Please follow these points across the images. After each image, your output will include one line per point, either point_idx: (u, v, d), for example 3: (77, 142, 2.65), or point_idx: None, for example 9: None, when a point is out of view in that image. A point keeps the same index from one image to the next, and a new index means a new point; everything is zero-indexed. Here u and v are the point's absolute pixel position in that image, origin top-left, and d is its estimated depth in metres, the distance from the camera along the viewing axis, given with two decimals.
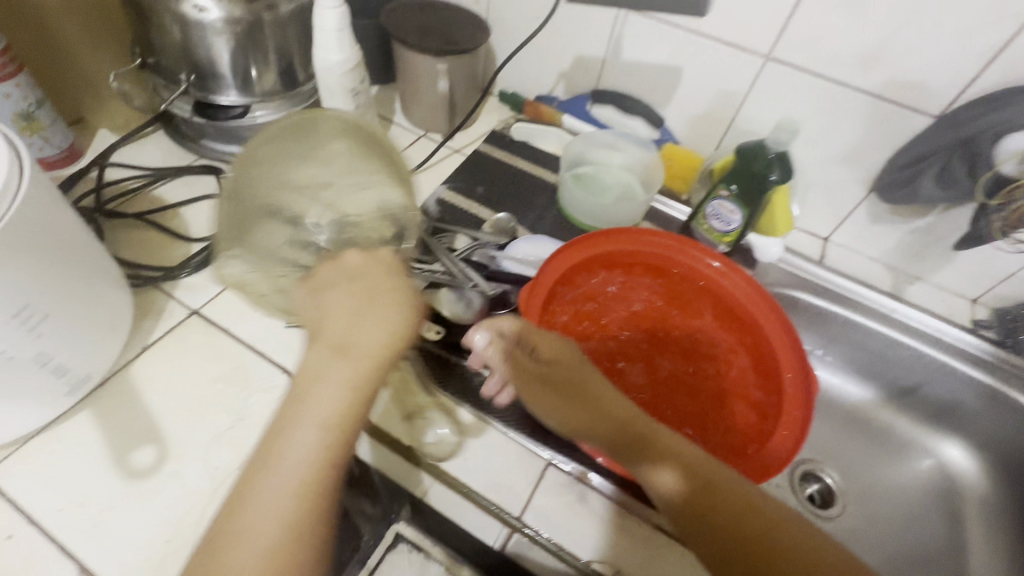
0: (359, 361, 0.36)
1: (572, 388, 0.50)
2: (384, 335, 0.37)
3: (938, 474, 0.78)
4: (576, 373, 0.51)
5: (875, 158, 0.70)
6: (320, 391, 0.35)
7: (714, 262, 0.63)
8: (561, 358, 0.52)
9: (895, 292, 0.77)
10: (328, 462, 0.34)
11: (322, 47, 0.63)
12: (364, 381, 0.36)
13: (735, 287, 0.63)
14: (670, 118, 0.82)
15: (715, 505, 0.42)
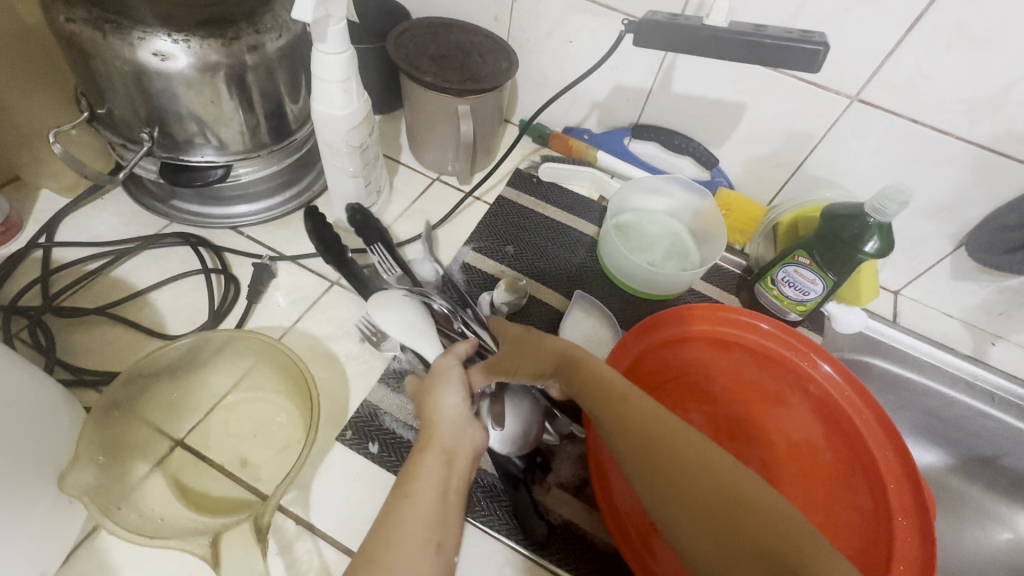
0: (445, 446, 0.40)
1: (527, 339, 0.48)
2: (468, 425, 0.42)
3: (1017, 550, 0.71)
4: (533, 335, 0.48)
5: (970, 213, 0.61)
6: (429, 467, 0.38)
7: (824, 362, 0.56)
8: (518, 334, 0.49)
9: (977, 355, 0.69)
10: (447, 506, 0.37)
11: (323, 100, 0.50)
12: (453, 455, 0.39)
13: (841, 395, 0.55)
14: (724, 158, 0.72)
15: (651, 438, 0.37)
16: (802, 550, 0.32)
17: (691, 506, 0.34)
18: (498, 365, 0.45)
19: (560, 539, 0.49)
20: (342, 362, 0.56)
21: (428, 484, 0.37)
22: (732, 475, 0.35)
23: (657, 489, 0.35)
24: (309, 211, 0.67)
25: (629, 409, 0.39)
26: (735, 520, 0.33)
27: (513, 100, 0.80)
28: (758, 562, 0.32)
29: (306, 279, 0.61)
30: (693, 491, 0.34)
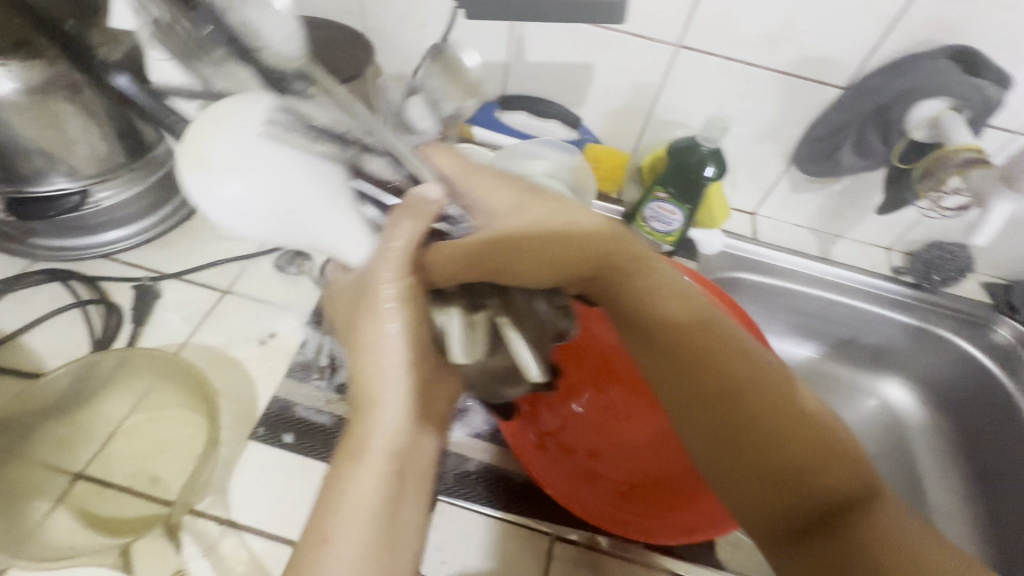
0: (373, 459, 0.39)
1: (521, 229, 0.39)
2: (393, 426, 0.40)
3: (885, 413, 0.83)
4: (529, 220, 0.40)
5: (792, 133, 0.71)
6: (358, 484, 0.38)
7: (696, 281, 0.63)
8: (519, 218, 0.40)
9: (823, 255, 0.80)
10: (387, 513, 0.38)
11: (170, 108, 0.50)
12: (380, 467, 0.39)
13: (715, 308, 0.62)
14: (587, 116, 0.77)
15: (700, 355, 0.43)
16: (806, 437, 0.41)
17: (711, 416, 0.43)
18: (468, 261, 0.38)
19: (483, 484, 0.52)
20: (246, 364, 0.56)
21: (354, 502, 0.37)
22: (754, 389, 0.42)
23: (705, 411, 0.43)
24: (187, 227, 0.66)
25: (652, 318, 0.44)
26: (753, 428, 0.41)
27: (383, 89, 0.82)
28: (773, 481, 0.40)
29: (194, 292, 0.60)
30: (709, 411, 0.43)
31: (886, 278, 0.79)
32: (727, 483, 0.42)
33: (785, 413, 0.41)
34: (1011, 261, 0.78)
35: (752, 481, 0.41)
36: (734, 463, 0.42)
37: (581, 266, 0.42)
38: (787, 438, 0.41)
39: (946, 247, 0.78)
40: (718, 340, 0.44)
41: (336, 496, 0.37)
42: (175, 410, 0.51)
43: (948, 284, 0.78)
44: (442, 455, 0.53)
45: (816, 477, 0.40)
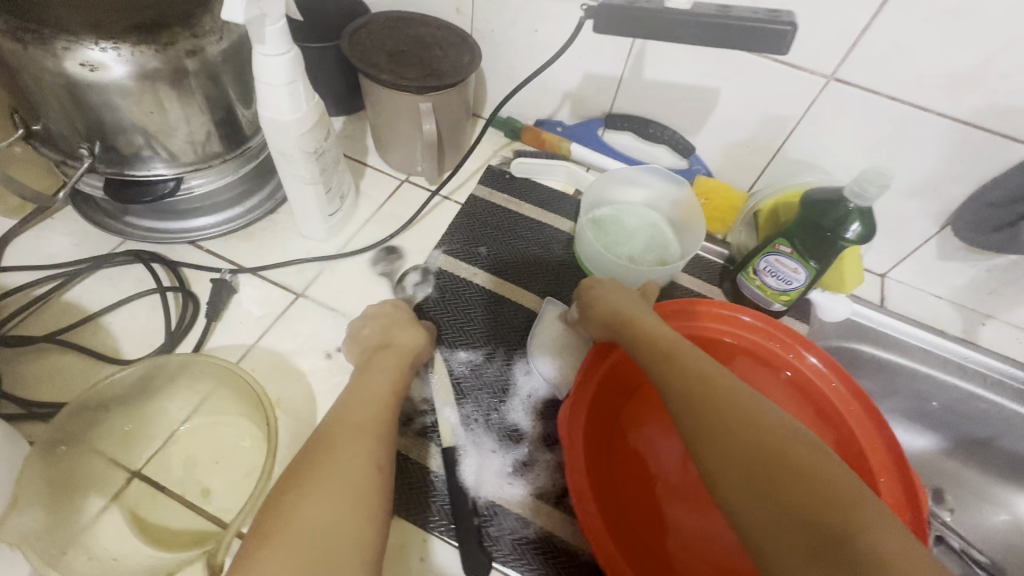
0: (394, 351, 0.50)
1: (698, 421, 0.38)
2: (411, 338, 0.52)
3: (1017, 533, 0.69)
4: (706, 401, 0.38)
5: (954, 191, 0.59)
6: (375, 371, 0.48)
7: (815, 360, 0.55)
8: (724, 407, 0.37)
9: (967, 337, 0.67)
10: (379, 423, 0.43)
11: (269, 105, 0.48)
12: (401, 358, 0.50)
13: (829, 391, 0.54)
14: (701, 145, 0.69)
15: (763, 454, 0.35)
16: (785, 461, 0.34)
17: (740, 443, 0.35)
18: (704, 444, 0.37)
19: (543, 556, 0.47)
20: (308, 376, 0.53)
21: (378, 381, 0.47)
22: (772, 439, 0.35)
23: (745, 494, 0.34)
24: (271, 224, 0.64)
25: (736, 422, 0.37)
26: (782, 482, 0.33)
27: (480, 90, 0.77)
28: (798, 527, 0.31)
29: (266, 292, 0.59)
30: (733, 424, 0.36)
31: None
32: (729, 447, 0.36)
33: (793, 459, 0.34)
34: None
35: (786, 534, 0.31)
36: (755, 497, 0.33)
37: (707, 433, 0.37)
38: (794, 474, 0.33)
39: None
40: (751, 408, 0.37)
41: (348, 398, 0.45)
42: (228, 428, 0.49)
43: None
44: (496, 517, 0.48)
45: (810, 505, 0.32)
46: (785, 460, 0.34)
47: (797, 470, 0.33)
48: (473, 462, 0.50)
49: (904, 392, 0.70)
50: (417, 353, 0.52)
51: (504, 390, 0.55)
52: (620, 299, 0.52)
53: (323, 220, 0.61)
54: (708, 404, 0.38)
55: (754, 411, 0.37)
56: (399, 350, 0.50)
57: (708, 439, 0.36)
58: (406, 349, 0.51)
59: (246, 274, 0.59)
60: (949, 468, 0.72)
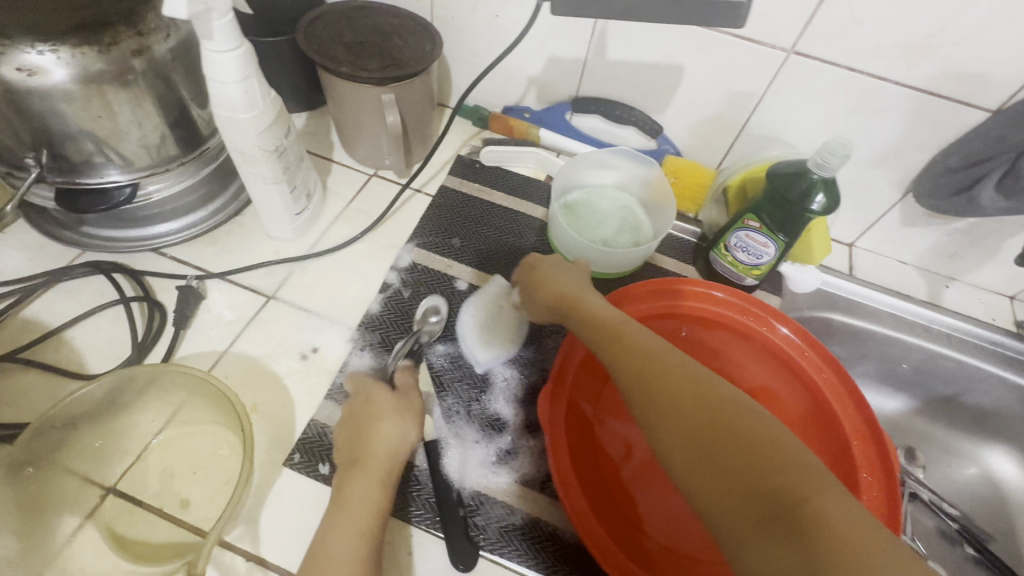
0: (369, 464, 0.42)
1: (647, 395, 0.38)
2: (389, 438, 0.43)
3: (986, 484, 0.72)
4: (656, 378, 0.39)
5: (913, 158, 0.61)
6: (349, 497, 0.40)
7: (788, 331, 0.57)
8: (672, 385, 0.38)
9: (931, 299, 0.70)
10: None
11: (222, 104, 0.46)
12: (378, 473, 0.42)
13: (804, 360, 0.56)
14: (668, 125, 0.69)
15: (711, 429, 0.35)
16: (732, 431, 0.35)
17: (689, 421, 0.36)
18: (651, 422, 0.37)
19: (530, 542, 0.47)
20: (284, 380, 0.52)
21: (353, 510, 0.40)
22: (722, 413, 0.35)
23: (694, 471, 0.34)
24: (237, 227, 0.62)
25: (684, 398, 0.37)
26: (731, 454, 0.33)
27: (444, 79, 0.75)
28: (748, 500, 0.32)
29: (236, 296, 0.57)
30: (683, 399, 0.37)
31: (1006, 333, 0.68)
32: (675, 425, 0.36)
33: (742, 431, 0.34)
34: None
35: (737, 510, 0.32)
36: (704, 473, 0.34)
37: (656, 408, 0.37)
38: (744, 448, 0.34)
39: None
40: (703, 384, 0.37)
41: (320, 540, 0.38)
42: (203, 437, 0.48)
43: None
44: (482, 506, 0.48)
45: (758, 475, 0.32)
46: (731, 433, 0.34)
47: (745, 440, 0.34)
48: (457, 454, 0.50)
49: (875, 357, 0.72)
50: (399, 455, 0.43)
51: (483, 381, 0.55)
52: (566, 280, 0.51)
53: (291, 219, 0.60)
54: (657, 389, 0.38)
55: (700, 384, 0.37)
56: (373, 463, 0.42)
57: (659, 424, 0.37)
58: (385, 457, 0.42)
59: (213, 280, 0.58)
60: (921, 427, 0.75)
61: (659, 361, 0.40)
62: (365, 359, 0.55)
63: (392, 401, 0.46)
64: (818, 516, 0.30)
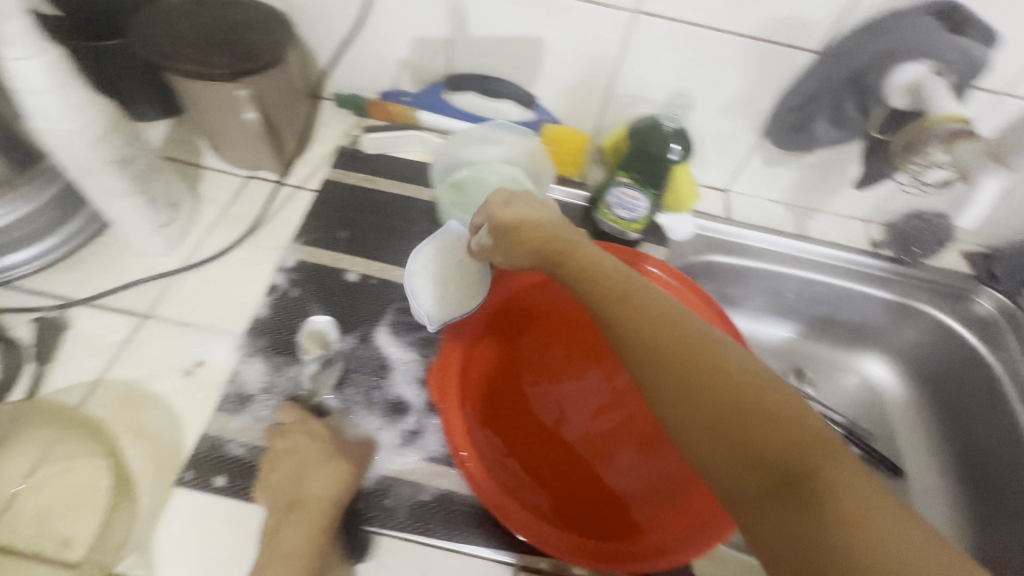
0: (308, 510, 0.43)
1: (651, 353, 0.36)
2: (330, 483, 0.45)
3: (866, 389, 0.80)
4: (668, 344, 0.35)
5: (762, 103, 0.65)
6: (282, 541, 0.41)
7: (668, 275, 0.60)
8: (693, 353, 0.35)
9: (799, 231, 0.76)
10: None
11: (38, 117, 0.43)
12: (317, 519, 0.43)
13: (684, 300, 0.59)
14: (542, 94, 0.70)
15: (740, 409, 0.32)
16: (760, 409, 0.32)
17: (705, 407, 0.33)
18: (656, 392, 0.35)
19: (441, 514, 0.48)
20: (168, 400, 0.50)
21: (286, 553, 0.41)
22: (754, 391, 0.33)
23: (714, 450, 0.32)
24: (99, 248, 0.58)
25: (700, 372, 0.34)
26: (750, 436, 0.31)
27: (313, 70, 0.73)
28: (770, 484, 0.31)
29: (105, 321, 0.54)
30: (698, 382, 0.34)
31: (864, 252, 0.75)
32: (677, 403, 0.34)
33: (770, 411, 0.32)
34: (995, 228, 0.74)
35: (758, 488, 0.31)
36: (719, 453, 0.32)
37: (667, 382, 0.35)
38: (774, 430, 0.31)
39: (927, 217, 0.72)
40: (730, 354, 0.35)
41: None
42: (81, 473, 0.46)
43: (927, 256, 0.75)
44: (391, 489, 0.49)
45: (785, 455, 0.31)
46: (761, 414, 0.32)
47: (776, 420, 0.32)
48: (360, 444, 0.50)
49: (761, 291, 0.78)
50: (338, 501, 0.44)
51: (382, 368, 0.55)
52: (546, 224, 0.47)
53: (157, 233, 0.57)
54: (668, 365, 0.35)
55: (718, 359, 0.34)
56: (311, 510, 0.43)
57: (666, 401, 0.34)
58: (325, 501, 0.44)
59: (77, 307, 0.54)
60: (807, 348, 0.82)
61: (684, 331, 0.36)
62: (256, 365, 0.53)
63: (325, 449, 0.47)
64: (831, 491, 0.29)
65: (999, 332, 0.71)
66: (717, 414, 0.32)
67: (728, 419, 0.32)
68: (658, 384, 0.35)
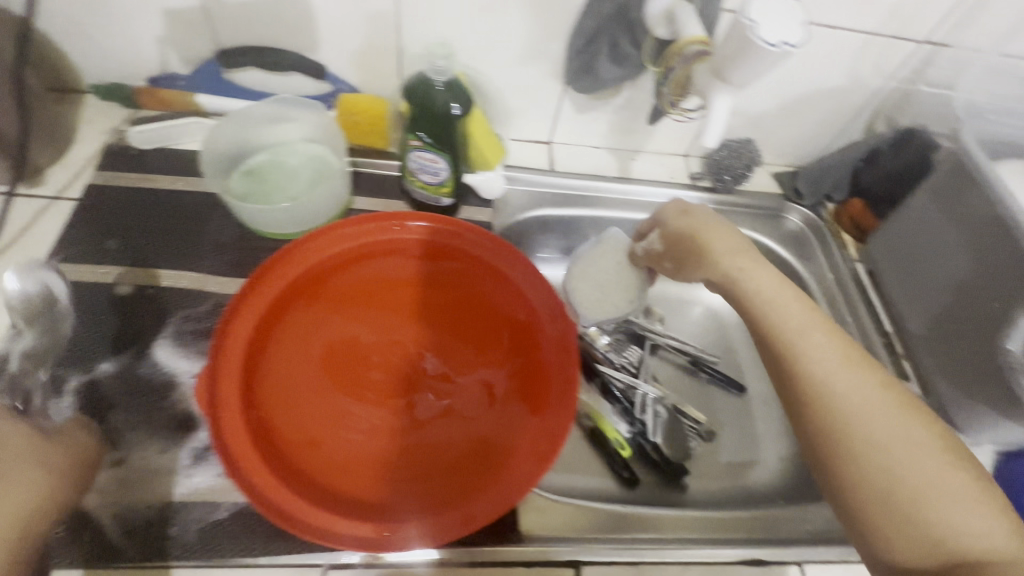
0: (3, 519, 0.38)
1: (812, 393, 0.42)
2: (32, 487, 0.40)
3: (709, 315, 0.85)
4: (835, 401, 0.42)
5: (552, 47, 0.64)
6: None
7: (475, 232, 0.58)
8: (857, 399, 0.41)
9: (623, 174, 0.77)
10: None
11: None
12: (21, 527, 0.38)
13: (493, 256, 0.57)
14: (329, 62, 0.65)
15: (919, 487, 0.38)
16: (908, 494, 0.38)
17: (929, 460, 0.39)
18: (838, 390, 0.42)
19: (235, 531, 0.44)
20: None
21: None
22: (893, 476, 0.39)
23: (924, 475, 0.39)
24: None
25: (899, 405, 0.41)
26: (945, 482, 0.38)
27: (59, 61, 0.63)
28: (930, 555, 0.37)
29: None
30: (892, 450, 0.40)
31: (685, 186, 0.78)
32: (879, 425, 0.40)
33: (917, 494, 0.38)
34: (797, 148, 0.79)
35: (899, 540, 0.38)
36: (936, 501, 0.38)
37: (824, 379, 0.42)
38: (916, 499, 0.38)
39: (733, 144, 0.75)
40: (853, 393, 0.42)
41: None
42: None
43: (740, 182, 0.77)
44: (175, 516, 0.44)
45: (914, 503, 0.38)
46: (923, 491, 0.38)
47: (900, 494, 0.38)
48: (135, 472, 0.45)
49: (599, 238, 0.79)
50: (49, 502, 0.40)
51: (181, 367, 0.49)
52: (720, 239, 0.53)
53: None
54: (830, 341, 0.44)
55: (863, 397, 0.41)
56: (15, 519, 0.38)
57: (911, 434, 0.40)
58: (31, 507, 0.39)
59: None
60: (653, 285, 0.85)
61: (848, 366, 0.43)
62: None
63: (28, 428, 0.43)
64: None
65: (808, 243, 0.76)
66: (904, 488, 0.39)
67: (908, 498, 0.38)
68: (849, 389, 0.42)
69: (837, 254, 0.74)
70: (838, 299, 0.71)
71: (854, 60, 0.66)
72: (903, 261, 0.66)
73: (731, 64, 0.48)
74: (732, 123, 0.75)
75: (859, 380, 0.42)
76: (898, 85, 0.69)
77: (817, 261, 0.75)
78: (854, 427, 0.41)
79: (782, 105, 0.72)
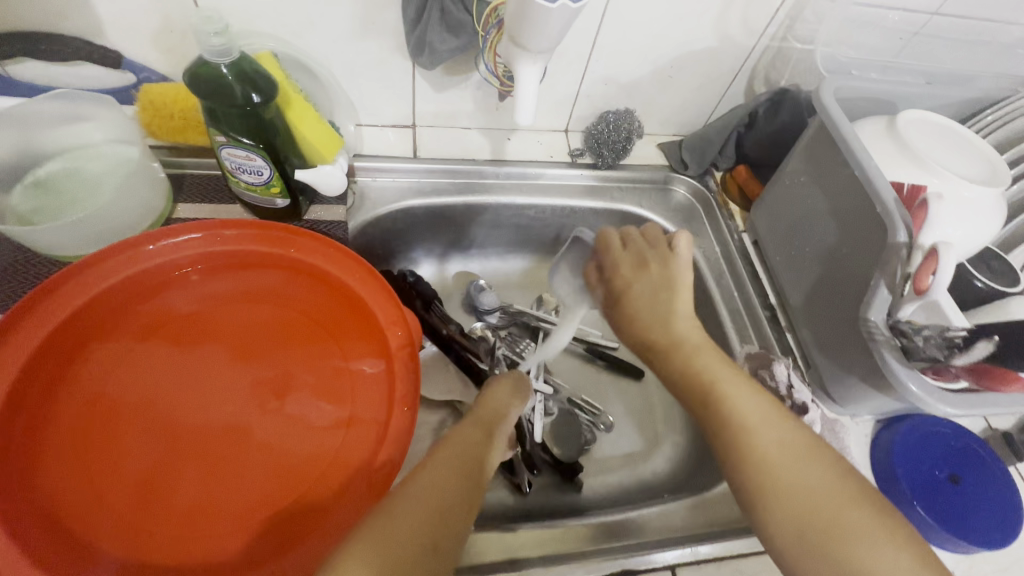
0: None
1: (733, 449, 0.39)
2: None
3: None
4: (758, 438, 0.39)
5: (385, 18, 0.56)
6: None
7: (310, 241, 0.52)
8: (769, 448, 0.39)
9: (497, 156, 0.71)
10: None
11: None
12: None
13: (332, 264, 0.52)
14: (124, 49, 0.55)
15: (820, 512, 0.36)
16: (821, 525, 0.35)
17: (830, 485, 0.37)
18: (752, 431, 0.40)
19: None
20: None
21: None
22: (808, 507, 0.36)
23: (823, 501, 0.36)
24: None
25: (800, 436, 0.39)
26: (847, 512, 0.36)
27: None
28: None
29: None
30: (799, 480, 0.37)
31: (565, 165, 0.72)
32: (792, 461, 0.38)
33: (825, 521, 0.36)
34: (680, 116, 0.75)
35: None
36: (835, 525, 0.35)
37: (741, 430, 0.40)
38: (823, 533, 0.35)
39: (611, 116, 0.69)
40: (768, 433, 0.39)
41: None
42: None
43: (621, 157, 0.72)
44: None
45: (825, 538, 0.35)
46: (834, 519, 0.35)
47: (813, 532, 0.35)
48: None
49: (479, 227, 0.73)
50: None
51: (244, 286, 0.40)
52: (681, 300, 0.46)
53: None
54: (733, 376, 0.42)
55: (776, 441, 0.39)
56: None
57: (809, 463, 0.38)
58: None
59: None
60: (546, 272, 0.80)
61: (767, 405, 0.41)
62: None
63: None
64: None
65: (696, 215, 0.73)
66: (806, 514, 0.36)
67: (824, 526, 0.36)
68: (765, 428, 0.40)
69: (724, 225, 0.71)
70: (725, 272, 0.68)
71: (720, 17, 0.61)
72: (784, 230, 0.62)
73: (525, 28, 0.42)
74: (607, 93, 0.69)
75: (766, 420, 0.40)
76: (771, 43, 0.65)
77: (706, 235, 0.71)
78: (769, 468, 0.38)
79: (654, 71, 0.67)
